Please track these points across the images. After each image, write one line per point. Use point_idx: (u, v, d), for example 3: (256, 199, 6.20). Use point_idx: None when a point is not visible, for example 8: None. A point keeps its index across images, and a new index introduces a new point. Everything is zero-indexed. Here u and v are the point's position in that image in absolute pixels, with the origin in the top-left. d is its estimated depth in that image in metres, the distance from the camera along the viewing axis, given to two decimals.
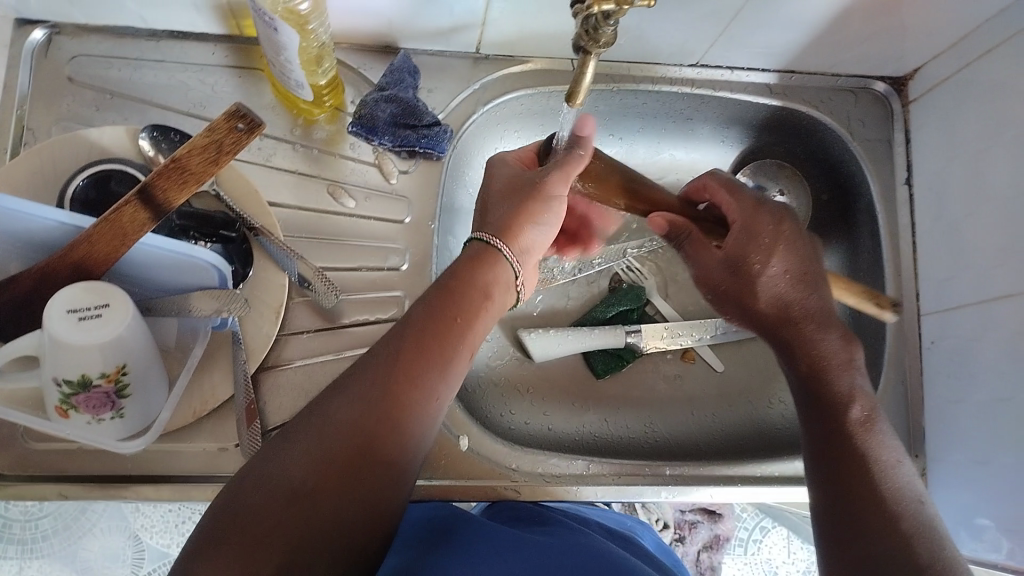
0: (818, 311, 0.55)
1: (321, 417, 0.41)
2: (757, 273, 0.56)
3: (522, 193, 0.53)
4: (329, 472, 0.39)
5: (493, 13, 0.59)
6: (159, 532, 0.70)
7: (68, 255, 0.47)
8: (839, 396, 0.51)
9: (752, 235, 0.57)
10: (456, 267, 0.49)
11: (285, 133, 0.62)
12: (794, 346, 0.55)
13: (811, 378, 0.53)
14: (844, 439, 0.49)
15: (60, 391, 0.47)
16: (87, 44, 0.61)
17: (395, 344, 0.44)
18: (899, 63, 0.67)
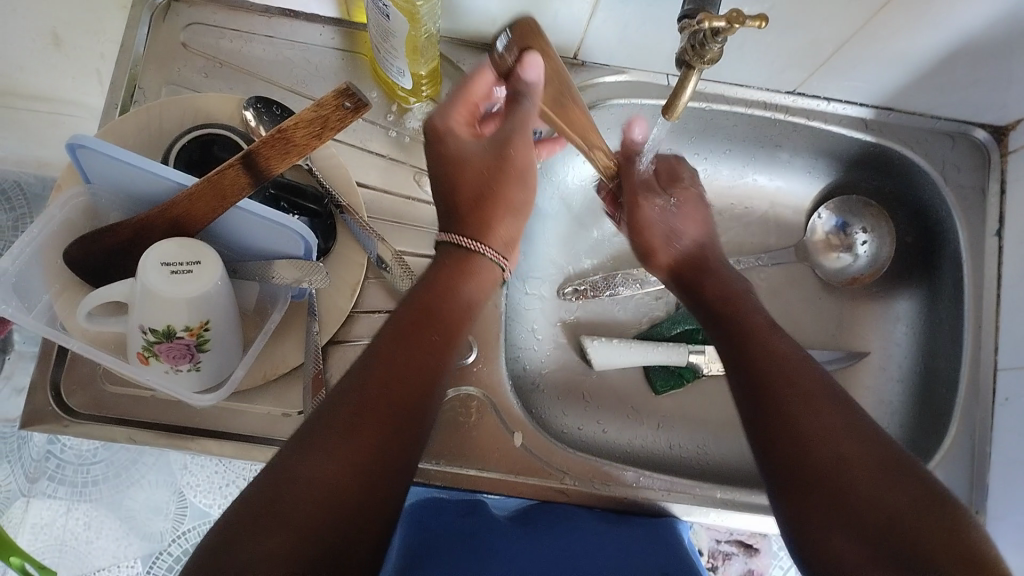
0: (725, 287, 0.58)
1: (302, 464, 0.39)
2: (651, 212, 0.63)
3: (495, 173, 0.54)
4: (327, 503, 0.39)
5: (596, 22, 0.60)
6: (203, 492, 0.71)
7: (169, 210, 0.49)
8: (796, 370, 0.48)
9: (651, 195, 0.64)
10: (432, 280, 0.50)
11: (379, 118, 0.64)
12: (700, 284, 0.60)
13: (755, 361, 0.50)
14: (786, 425, 0.45)
15: (145, 338, 0.49)
16: (204, 13, 0.64)
17: (367, 364, 0.44)
18: (1003, 112, 0.66)
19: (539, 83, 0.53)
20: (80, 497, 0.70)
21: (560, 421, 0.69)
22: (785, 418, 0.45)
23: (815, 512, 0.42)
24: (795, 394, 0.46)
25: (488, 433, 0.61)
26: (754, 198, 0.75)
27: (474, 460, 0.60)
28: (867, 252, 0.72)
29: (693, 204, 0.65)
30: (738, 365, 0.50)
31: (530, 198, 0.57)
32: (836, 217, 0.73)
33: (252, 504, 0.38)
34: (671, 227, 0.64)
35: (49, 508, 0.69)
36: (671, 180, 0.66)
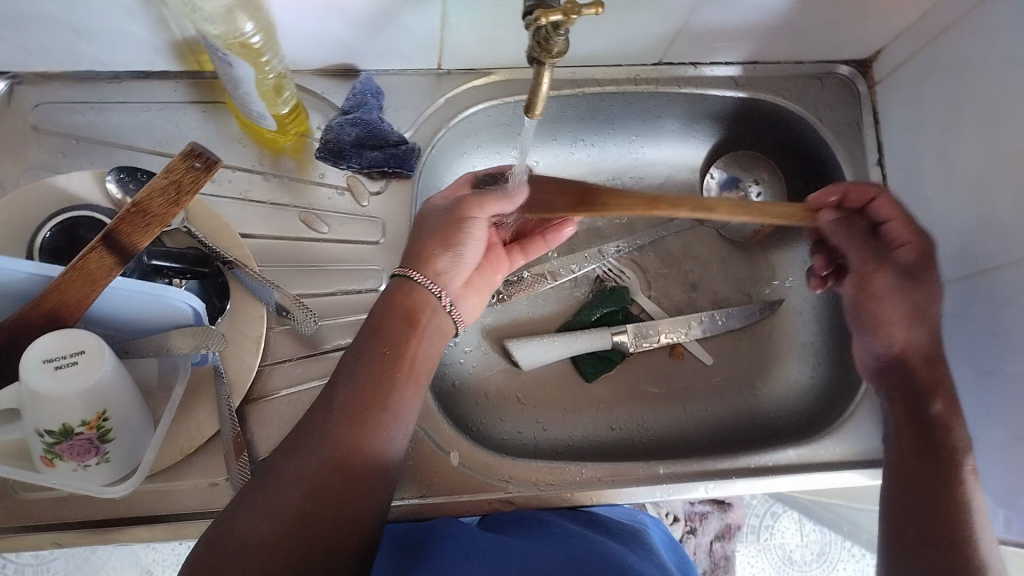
0: (938, 388, 0.54)
1: (284, 468, 0.44)
2: (897, 339, 0.57)
3: (440, 222, 0.55)
4: (305, 504, 0.42)
5: (449, 30, 0.59)
6: (169, 564, 0.78)
7: (40, 304, 0.46)
8: (940, 454, 0.51)
9: (868, 288, 0.58)
10: (379, 308, 0.53)
11: (253, 164, 0.62)
12: (928, 394, 0.54)
13: (929, 453, 0.52)
14: (937, 499, 0.49)
15: (42, 441, 0.47)
16: (49, 90, 0.61)
17: (331, 395, 0.48)
18: (861, 45, 0.67)
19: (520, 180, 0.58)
20: None
21: (498, 429, 0.69)
22: (930, 539, 0.47)
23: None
24: (929, 512, 0.49)
25: (423, 459, 0.61)
26: (648, 172, 0.76)
27: (415, 488, 0.60)
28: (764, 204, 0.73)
29: (915, 312, 0.57)
30: (922, 423, 0.54)
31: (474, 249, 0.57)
32: (726, 174, 0.75)
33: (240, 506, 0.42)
34: (879, 328, 0.58)
35: None
36: (865, 281, 0.59)
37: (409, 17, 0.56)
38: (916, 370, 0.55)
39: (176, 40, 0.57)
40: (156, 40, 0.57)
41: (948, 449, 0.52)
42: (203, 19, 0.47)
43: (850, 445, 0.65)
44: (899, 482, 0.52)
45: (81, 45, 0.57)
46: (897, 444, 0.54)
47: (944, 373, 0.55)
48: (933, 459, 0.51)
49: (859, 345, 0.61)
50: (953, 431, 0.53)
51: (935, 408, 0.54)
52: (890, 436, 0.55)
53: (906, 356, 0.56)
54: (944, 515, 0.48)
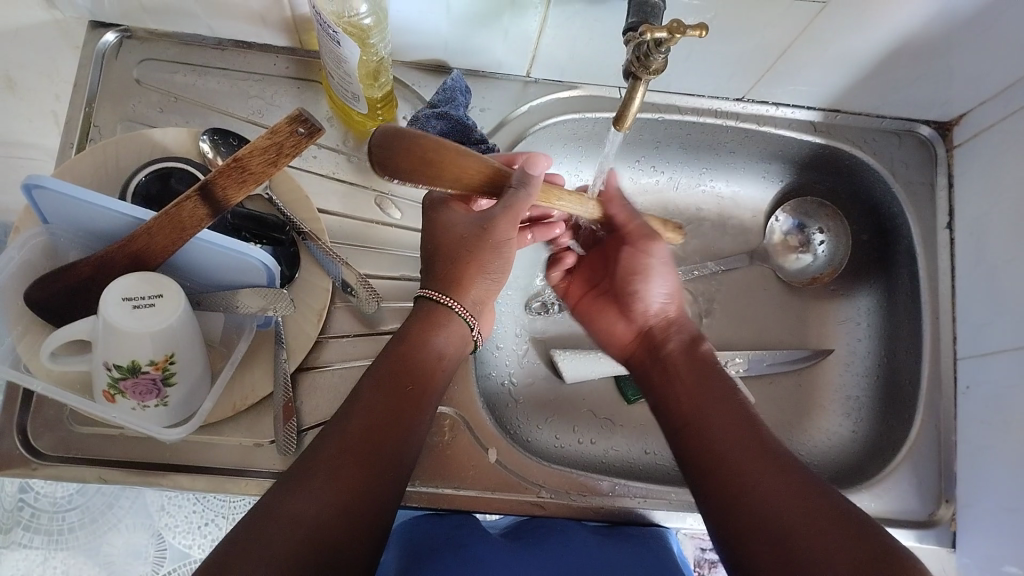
0: (687, 341, 0.58)
1: (286, 509, 0.41)
2: (640, 294, 0.61)
3: (471, 244, 0.54)
4: (312, 541, 0.40)
5: (546, 40, 0.61)
6: (182, 532, 0.72)
7: (129, 244, 0.49)
8: (710, 396, 0.52)
9: (644, 238, 0.61)
10: (408, 333, 0.53)
11: (338, 144, 0.65)
12: (656, 367, 0.58)
13: (709, 390, 0.53)
14: (735, 437, 0.48)
15: (110, 374, 0.49)
16: (157, 49, 0.64)
17: (345, 424, 0.46)
18: (945, 108, 0.68)
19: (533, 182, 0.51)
20: (57, 545, 0.70)
21: (532, 434, 0.69)
22: (721, 470, 0.47)
23: (751, 547, 0.43)
24: (714, 433, 0.49)
25: (461, 451, 0.62)
26: (713, 205, 0.76)
27: (451, 479, 0.61)
28: (825, 252, 0.75)
29: (664, 272, 0.61)
30: (697, 399, 0.52)
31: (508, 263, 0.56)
32: (792, 219, 0.75)
33: (241, 538, 0.39)
34: (626, 304, 0.62)
35: (27, 557, 0.70)
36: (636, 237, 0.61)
37: (510, 22, 0.58)
38: (653, 338, 0.60)
39: (286, 16, 0.60)
40: (267, 13, 0.59)
41: (721, 387, 0.53)
42: None
43: (886, 501, 0.63)
44: (685, 428, 0.52)
45: (196, 9, 0.60)
46: (675, 387, 0.55)
47: (693, 333, 0.59)
48: (708, 404, 0.52)
49: (626, 320, 0.63)
50: (706, 412, 0.51)
51: (703, 355, 0.57)
52: (665, 390, 0.55)
53: (671, 317, 0.60)
54: (734, 420, 0.50)
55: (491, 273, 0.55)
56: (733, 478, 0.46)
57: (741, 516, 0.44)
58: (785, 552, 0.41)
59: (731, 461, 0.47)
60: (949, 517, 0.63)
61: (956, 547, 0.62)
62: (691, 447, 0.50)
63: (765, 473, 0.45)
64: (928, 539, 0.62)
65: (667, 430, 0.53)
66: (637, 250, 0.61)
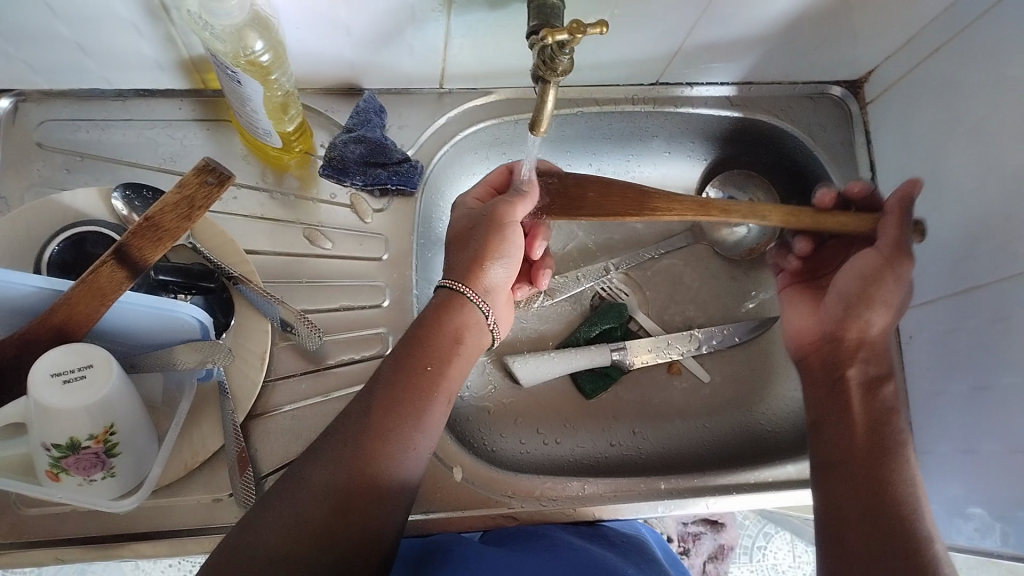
0: (871, 380, 0.55)
1: (308, 478, 0.44)
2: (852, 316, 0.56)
3: (483, 232, 0.56)
4: (333, 514, 0.43)
5: (452, 50, 0.60)
6: None
7: (50, 318, 0.47)
8: (878, 452, 0.51)
9: (891, 271, 0.56)
10: (425, 318, 0.53)
11: (256, 180, 0.63)
12: (842, 367, 0.56)
13: (883, 444, 0.51)
14: (891, 526, 0.47)
15: (49, 455, 0.47)
16: (55, 109, 0.62)
17: (371, 399, 0.48)
18: (853, 66, 0.69)
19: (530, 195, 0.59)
20: None
21: (497, 444, 0.69)
22: (876, 547, 0.46)
23: None
24: (873, 508, 0.48)
25: (425, 474, 0.61)
26: None
27: (419, 504, 0.60)
28: None
29: (885, 305, 0.56)
30: (874, 458, 0.50)
31: (515, 258, 0.58)
32: (723, 192, 0.75)
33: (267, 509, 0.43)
34: (847, 309, 0.57)
35: None
36: (892, 262, 0.56)
37: (413, 37, 0.57)
38: (846, 348, 0.56)
39: (183, 58, 0.58)
40: (163, 59, 0.58)
41: (892, 456, 0.51)
42: (213, 37, 0.48)
43: None
44: (836, 468, 0.51)
45: (89, 63, 0.58)
46: (838, 416, 0.54)
47: (884, 364, 0.56)
48: (872, 459, 0.51)
49: (817, 319, 0.60)
50: (875, 481, 0.49)
51: (884, 397, 0.54)
52: (830, 415, 0.54)
53: (873, 341, 0.56)
54: (881, 478, 0.49)
55: (501, 263, 0.57)
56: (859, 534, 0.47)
57: None
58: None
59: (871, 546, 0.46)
60: None
61: None
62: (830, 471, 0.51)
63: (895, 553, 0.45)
64: None
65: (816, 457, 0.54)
66: (875, 257, 0.57)
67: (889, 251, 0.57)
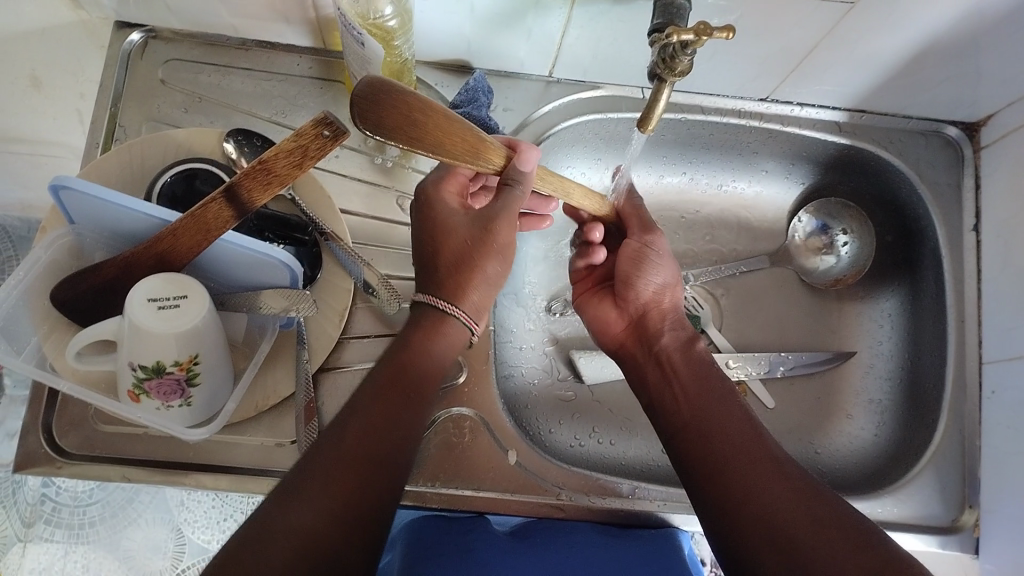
0: (683, 344, 0.58)
1: (285, 521, 0.40)
2: (637, 287, 0.60)
3: (472, 247, 0.52)
4: (309, 557, 0.40)
5: (568, 40, 0.60)
6: (200, 528, 0.72)
7: (155, 245, 0.49)
8: (707, 390, 0.54)
9: (660, 250, 0.61)
10: (410, 338, 0.51)
11: (360, 145, 0.65)
12: (654, 351, 0.58)
13: (703, 386, 0.54)
14: (743, 451, 0.48)
15: (135, 374, 0.49)
16: (181, 49, 0.64)
17: (344, 430, 0.45)
18: (973, 108, 0.67)
19: (531, 174, 0.50)
20: (78, 538, 0.70)
21: (551, 436, 0.69)
22: (730, 477, 0.47)
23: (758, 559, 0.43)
24: (721, 445, 0.49)
25: (480, 452, 0.62)
26: (735, 206, 0.76)
27: (470, 481, 0.61)
28: (848, 253, 0.74)
29: (664, 265, 0.61)
30: (701, 401, 0.53)
31: (506, 271, 0.55)
32: (815, 220, 0.74)
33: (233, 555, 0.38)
34: (628, 287, 0.61)
35: (46, 551, 0.70)
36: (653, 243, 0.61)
37: (534, 23, 0.58)
38: (651, 322, 0.60)
39: (310, 17, 0.60)
40: (291, 14, 0.59)
41: (714, 388, 0.54)
42: None
43: (911, 507, 0.62)
44: (677, 429, 0.53)
45: (220, 10, 0.60)
46: (672, 382, 0.55)
47: (681, 327, 0.60)
48: (702, 398, 0.53)
49: (622, 311, 0.62)
50: (714, 417, 0.51)
51: (698, 352, 0.58)
52: (664, 387, 0.56)
53: (662, 305, 0.60)
54: (717, 421, 0.51)
55: (490, 277, 0.54)
56: (723, 475, 0.47)
57: (754, 537, 0.43)
58: (782, 546, 0.42)
59: (734, 473, 0.47)
60: (972, 522, 0.63)
61: (979, 552, 0.62)
62: (678, 430, 0.52)
63: (765, 477, 0.46)
64: (951, 545, 0.62)
65: (664, 432, 0.54)
66: (632, 242, 0.61)
67: (639, 231, 0.62)
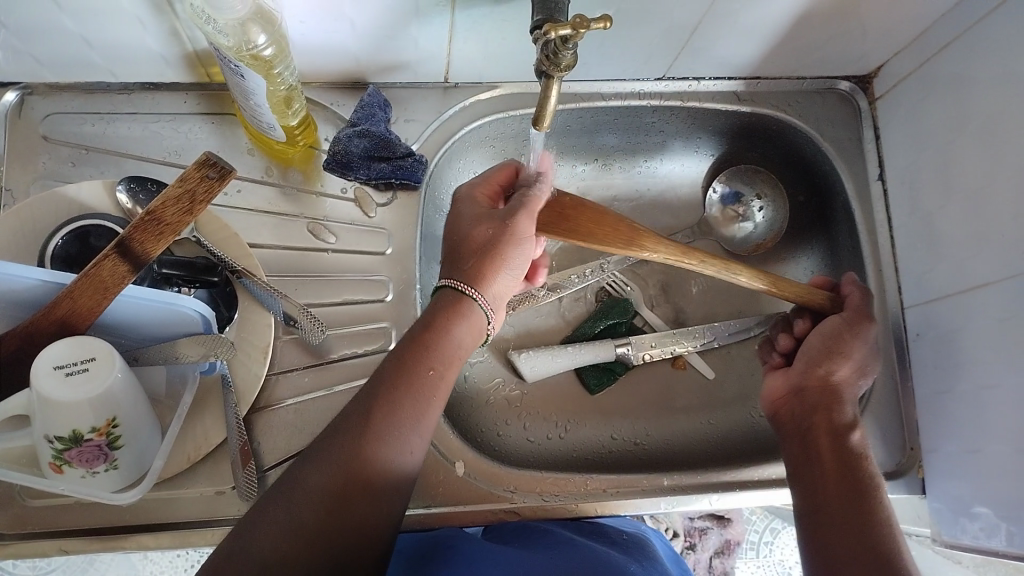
0: (838, 426, 0.56)
1: (303, 484, 0.43)
2: (825, 373, 0.59)
3: (489, 237, 0.53)
4: (322, 520, 0.42)
5: (455, 45, 0.60)
6: None
7: (53, 311, 0.47)
8: (857, 480, 0.52)
9: (852, 330, 0.61)
10: (432, 318, 0.51)
11: (261, 176, 0.63)
12: (811, 426, 0.57)
13: (852, 477, 0.52)
14: (870, 558, 0.47)
15: (52, 447, 0.47)
16: (61, 101, 0.62)
17: (369, 401, 0.47)
18: (862, 62, 0.69)
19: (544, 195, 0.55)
20: None
21: (500, 439, 0.69)
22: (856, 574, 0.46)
23: None
24: (852, 543, 0.48)
25: (427, 468, 0.61)
26: (651, 185, 0.77)
27: (422, 499, 0.60)
28: (764, 217, 0.75)
29: (854, 358, 0.60)
30: (847, 492, 0.52)
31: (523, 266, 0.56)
32: (728, 189, 0.76)
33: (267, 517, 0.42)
34: (819, 357, 0.60)
35: None
36: (857, 326, 0.61)
37: (417, 31, 0.57)
38: (824, 395, 0.58)
39: (188, 52, 0.58)
40: (168, 52, 0.58)
41: (867, 486, 0.52)
42: (217, 31, 0.47)
43: None
44: (815, 510, 0.52)
45: (94, 58, 0.58)
46: (813, 458, 0.55)
47: (846, 409, 0.58)
48: (853, 490, 0.52)
49: (788, 377, 0.61)
50: (853, 512, 0.50)
51: (854, 442, 0.55)
52: (806, 467, 0.55)
53: (837, 387, 0.59)
54: (861, 519, 0.49)
55: (508, 269, 0.54)
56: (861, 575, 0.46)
57: None
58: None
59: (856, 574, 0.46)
60: (915, 464, 0.64)
61: (926, 491, 0.64)
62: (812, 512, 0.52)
63: None
64: (899, 487, 0.63)
65: (799, 502, 0.53)
66: (838, 320, 0.61)
67: (852, 313, 0.62)
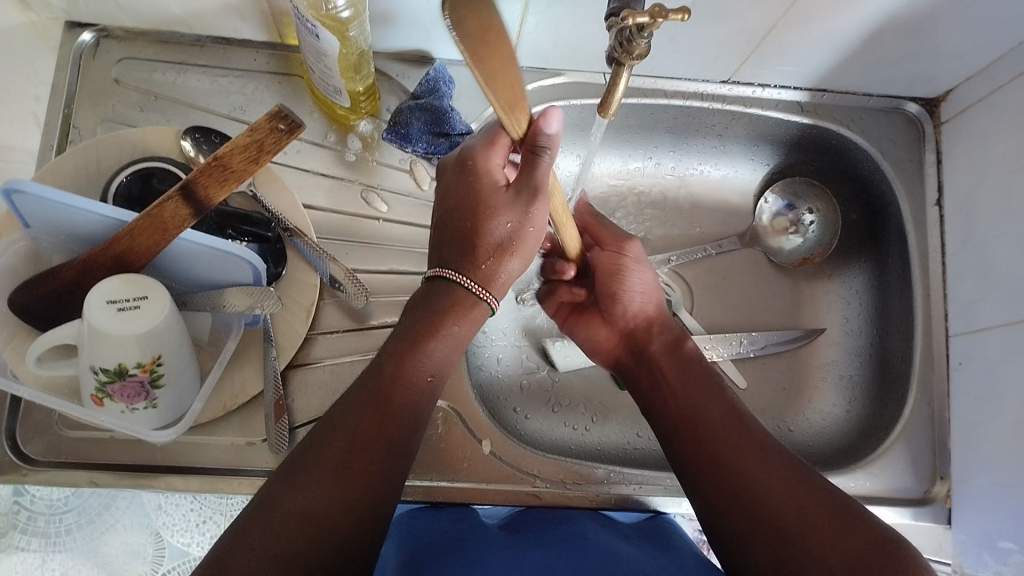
0: (670, 341, 0.57)
1: (291, 501, 0.39)
2: (622, 303, 0.58)
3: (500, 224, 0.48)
4: (316, 537, 0.39)
5: (527, 27, 0.60)
6: (180, 531, 0.66)
7: (113, 246, 0.48)
8: (704, 387, 0.52)
9: (629, 258, 0.59)
10: (427, 320, 0.48)
11: (321, 139, 0.64)
12: (643, 364, 0.57)
13: (698, 386, 0.52)
14: (737, 450, 0.47)
15: (97, 379, 0.48)
16: (134, 48, 0.63)
17: (356, 414, 0.43)
18: (931, 84, 0.68)
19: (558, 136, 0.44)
20: (54, 547, 0.63)
21: (525, 425, 0.69)
22: (729, 472, 0.46)
23: (751, 547, 0.43)
24: (717, 446, 0.48)
25: (454, 443, 0.61)
26: (702, 188, 0.76)
27: (445, 472, 0.60)
28: (815, 232, 0.74)
29: (638, 280, 0.59)
30: (694, 398, 0.51)
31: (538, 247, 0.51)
32: (782, 200, 0.75)
33: (243, 531, 0.38)
34: (613, 297, 0.58)
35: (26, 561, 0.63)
36: (626, 251, 0.59)
37: None
38: (645, 330, 0.58)
39: (263, 9, 0.59)
40: (245, 8, 0.59)
41: (709, 385, 0.52)
42: None
43: (882, 481, 0.63)
44: (675, 431, 0.51)
45: (172, 6, 0.59)
46: (665, 393, 0.53)
47: (668, 332, 0.58)
48: (699, 395, 0.52)
49: (604, 321, 0.60)
50: (707, 412, 0.50)
51: (689, 355, 0.56)
52: (655, 395, 0.54)
53: (649, 317, 0.58)
54: (719, 418, 0.49)
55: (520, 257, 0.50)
56: (739, 487, 0.45)
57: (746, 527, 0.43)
58: (783, 555, 0.41)
59: (733, 465, 0.46)
60: (944, 494, 0.63)
61: (952, 523, 0.63)
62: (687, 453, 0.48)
63: (755, 470, 0.45)
64: (924, 516, 0.63)
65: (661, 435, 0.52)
66: (609, 255, 0.59)
67: (616, 239, 0.60)
